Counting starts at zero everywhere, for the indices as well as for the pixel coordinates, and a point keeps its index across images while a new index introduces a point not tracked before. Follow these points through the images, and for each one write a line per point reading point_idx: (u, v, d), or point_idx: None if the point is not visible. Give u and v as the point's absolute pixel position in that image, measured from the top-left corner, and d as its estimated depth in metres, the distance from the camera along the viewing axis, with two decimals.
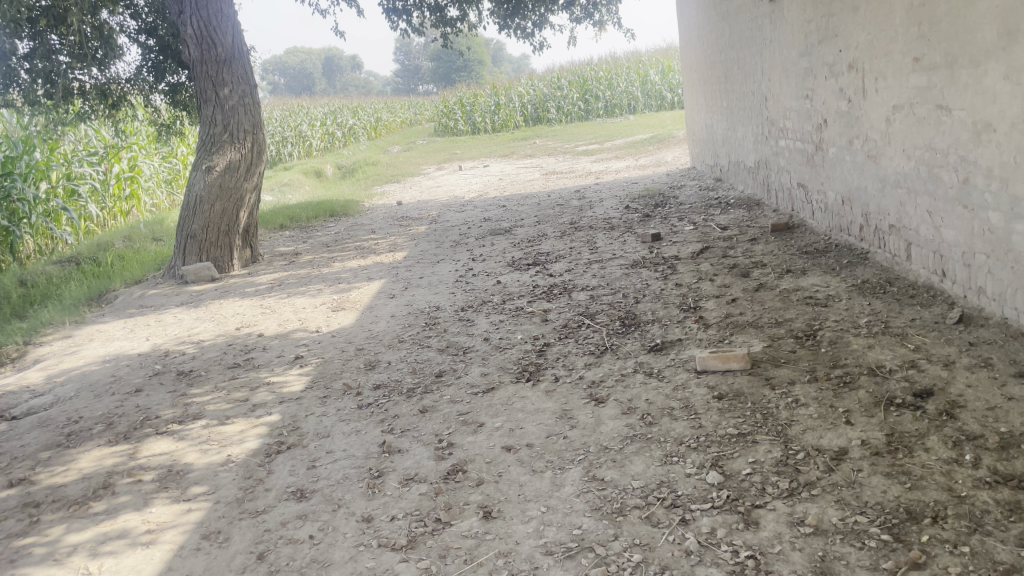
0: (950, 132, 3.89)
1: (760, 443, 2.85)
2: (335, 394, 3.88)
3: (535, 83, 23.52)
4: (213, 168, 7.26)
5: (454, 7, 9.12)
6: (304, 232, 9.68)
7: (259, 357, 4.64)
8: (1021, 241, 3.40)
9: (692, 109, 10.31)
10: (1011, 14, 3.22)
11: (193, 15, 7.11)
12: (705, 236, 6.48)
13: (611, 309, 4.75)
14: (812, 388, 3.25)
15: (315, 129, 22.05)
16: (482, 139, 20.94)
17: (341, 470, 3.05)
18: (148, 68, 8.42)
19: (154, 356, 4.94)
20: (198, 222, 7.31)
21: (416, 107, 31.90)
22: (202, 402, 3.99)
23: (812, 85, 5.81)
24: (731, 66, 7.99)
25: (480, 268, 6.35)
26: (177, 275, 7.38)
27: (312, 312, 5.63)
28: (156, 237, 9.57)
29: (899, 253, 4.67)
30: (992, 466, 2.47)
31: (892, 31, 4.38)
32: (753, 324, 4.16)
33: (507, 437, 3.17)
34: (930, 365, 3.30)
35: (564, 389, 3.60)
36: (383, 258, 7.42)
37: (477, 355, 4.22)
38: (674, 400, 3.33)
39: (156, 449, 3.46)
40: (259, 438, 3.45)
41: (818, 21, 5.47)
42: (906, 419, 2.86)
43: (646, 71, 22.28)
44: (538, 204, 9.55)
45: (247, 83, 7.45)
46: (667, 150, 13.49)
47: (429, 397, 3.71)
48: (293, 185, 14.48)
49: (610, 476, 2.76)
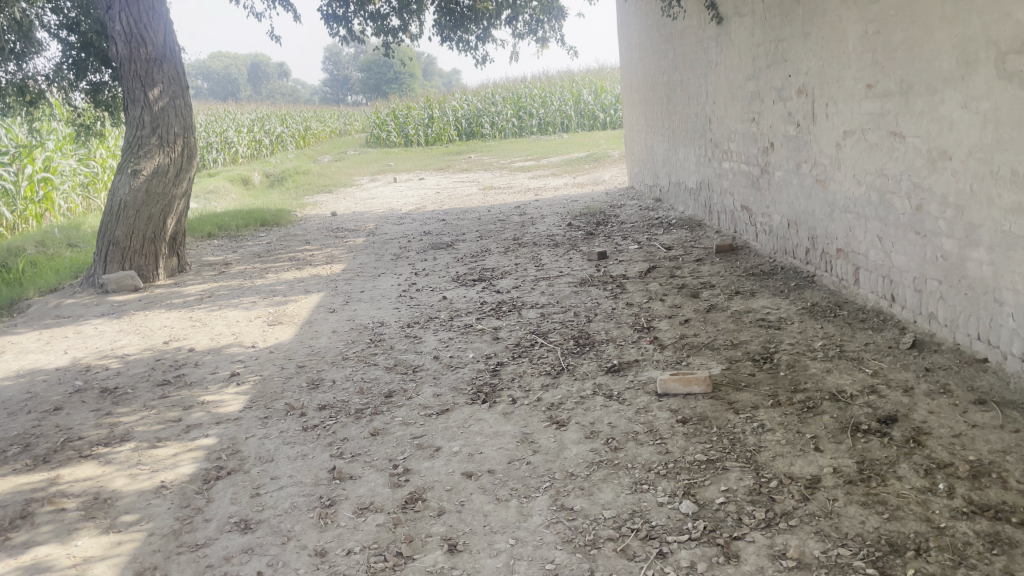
0: (903, 159, 3.95)
1: (730, 470, 2.77)
2: (277, 415, 3.65)
3: (469, 98, 23.45)
4: (140, 171, 6.88)
5: (396, 17, 8.94)
6: (233, 241, 9.30)
7: (191, 374, 4.35)
8: (975, 268, 3.45)
9: (632, 130, 10.39)
10: (972, 44, 3.27)
11: (122, 11, 6.73)
12: (651, 256, 6.47)
13: (563, 328, 4.65)
14: (776, 412, 3.20)
15: (242, 135, 21.43)
16: (417, 151, 20.74)
17: (288, 498, 2.83)
18: (69, 65, 7.96)
19: (73, 371, 4.58)
20: (122, 228, 6.91)
21: (346, 117, 31.47)
22: (130, 422, 3.69)
23: (758, 109, 5.87)
24: (673, 88, 8.05)
25: (424, 283, 6.18)
26: (98, 284, 6.96)
27: (247, 325, 5.35)
28: (72, 242, 9.06)
29: (847, 277, 4.72)
30: (966, 495, 2.45)
31: (844, 58, 4.43)
32: (708, 345, 4.11)
33: (467, 462, 3.01)
34: (890, 391, 3.29)
35: (523, 411, 3.47)
36: (319, 270, 7.17)
37: (428, 374, 4.05)
38: (637, 423, 3.23)
39: (79, 475, 3.17)
40: (195, 463, 3.20)
41: (767, 46, 5.53)
42: (875, 446, 2.83)
43: (579, 91, 22.53)
44: (478, 218, 9.43)
45: (179, 84, 7.10)
46: (604, 169, 13.58)
47: (380, 419, 3.52)
48: (219, 193, 13.97)
49: (579, 505, 2.64)
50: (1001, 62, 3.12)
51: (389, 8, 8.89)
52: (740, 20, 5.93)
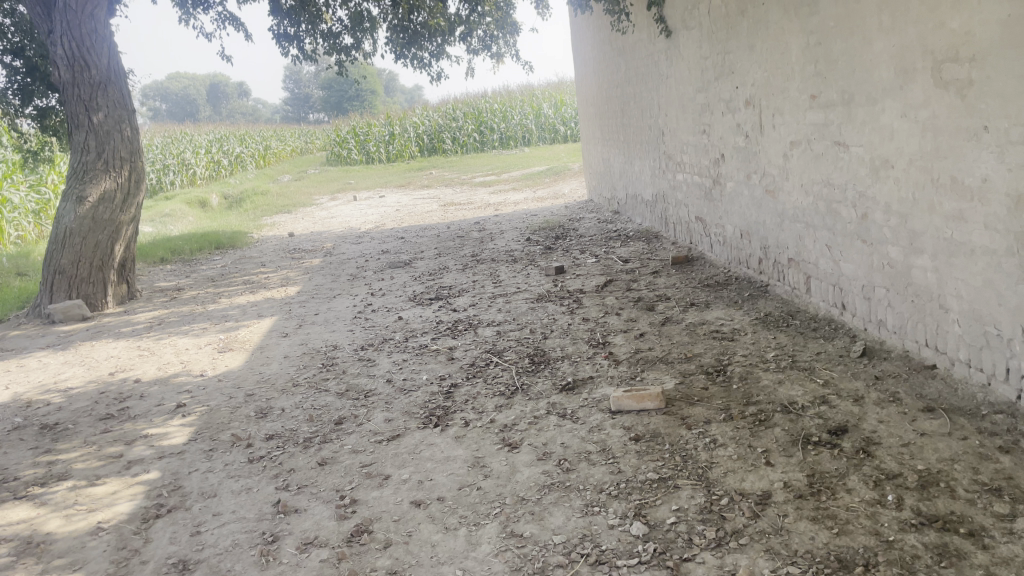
0: (847, 168, 3.98)
1: (682, 489, 2.73)
2: (223, 447, 3.54)
3: (429, 113, 23.36)
4: (85, 198, 6.71)
5: (348, 35, 8.87)
6: (187, 265, 9.10)
7: (136, 407, 4.21)
8: (920, 275, 3.47)
9: (588, 143, 10.42)
10: (908, 53, 3.31)
11: (64, 35, 6.54)
12: (608, 269, 6.45)
13: (518, 346, 4.60)
14: (729, 427, 3.17)
15: (199, 156, 21.11)
16: (378, 169, 20.63)
17: (230, 536, 2.74)
18: (13, 91, 7.78)
19: (13, 407, 4.41)
20: (68, 256, 6.72)
21: (307, 135, 31.25)
22: (69, 460, 3.56)
23: (708, 120, 5.90)
24: (627, 102, 8.08)
25: (379, 304, 6.10)
26: (44, 314, 6.76)
27: (197, 353, 5.22)
28: (21, 271, 8.82)
29: (799, 286, 4.74)
30: (914, 506, 2.44)
31: (788, 69, 4.46)
32: (662, 359, 4.09)
33: (416, 490, 2.94)
34: (841, 401, 3.29)
35: (475, 434, 3.40)
36: (274, 293, 7.05)
37: (380, 399, 3.97)
38: (590, 443, 3.19)
39: (11, 518, 3.03)
40: (135, 501, 3.08)
41: (714, 58, 5.56)
42: (825, 458, 2.82)
43: (539, 105, 22.64)
44: (437, 235, 9.37)
45: (126, 108, 6.97)
46: (564, 182, 13.59)
47: (328, 447, 3.44)
48: (175, 216, 13.72)
49: (529, 531, 2.58)
50: (938, 71, 3.15)
51: (341, 27, 8.83)
52: (688, 33, 5.96)
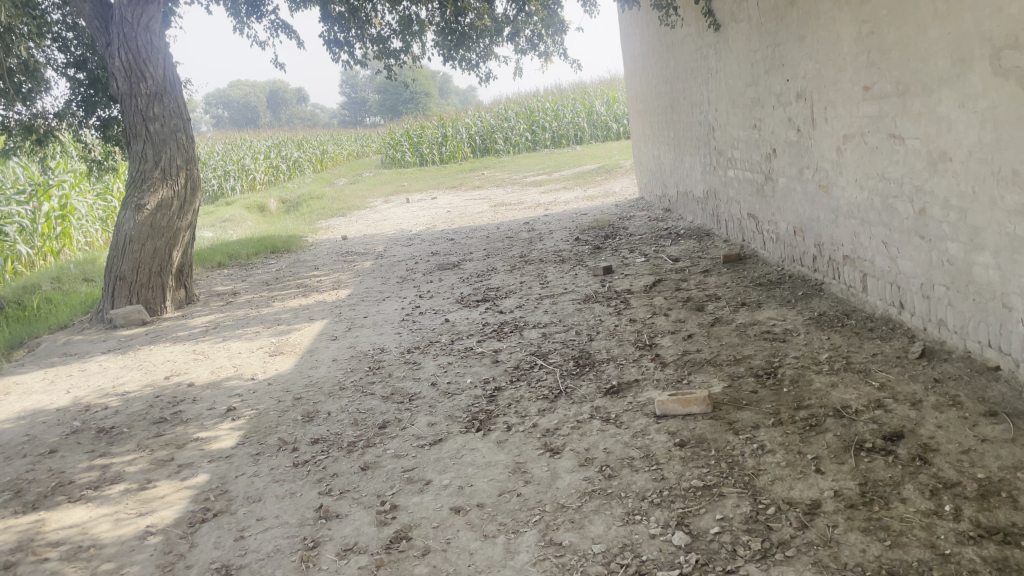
0: (903, 162, 3.82)
1: (727, 497, 2.65)
2: (269, 451, 3.58)
3: (482, 114, 23.45)
4: (144, 206, 6.89)
5: (397, 38, 8.93)
6: (243, 270, 9.29)
7: (188, 411, 4.30)
8: (982, 273, 3.31)
9: (639, 141, 10.30)
10: (966, 40, 3.15)
11: (122, 47, 6.74)
12: (657, 268, 6.35)
13: (564, 348, 4.55)
14: (778, 432, 3.07)
15: (258, 162, 21.54)
16: (431, 170, 20.77)
17: (272, 541, 2.76)
18: (77, 102, 8.07)
19: (73, 411, 4.55)
20: (128, 263, 6.92)
21: (363, 138, 31.66)
22: (122, 464, 3.64)
23: (759, 115, 5.75)
24: (676, 98, 7.94)
25: (427, 306, 6.12)
26: (106, 319, 6.97)
27: (248, 357, 5.31)
28: (87, 277, 9.12)
29: (855, 284, 4.58)
30: (973, 518, 2.32)
31: (840, 60, 4.31)
32: (710, 361, 3.99)
33: (456, 496, 2.92)
34: (897, 405, 3.16)
35: (517, 439, 3.37)
36: (325, 296, 7.14)
37: (424, 403, 3.96)
38: (633, 448, 3.12)
39: (66, 521, 3.11)
40: (182, 505, 3.13)
41: (764, 51, 5.42)
42: (879, 466, 2.70)
43: (591, 102, 22.53)
44: (487, 236, 9.36)
45: (181, 117, 7.14)
46: (615, 180, 13.46)
47: (371, 452, 3.44)
48: (234, 221, 14.04)
49: (568, 539, 2.53)
50: (996, 59, 3.00)
51: (389, 31, 8.89)
52: (737, 26, 5.82)
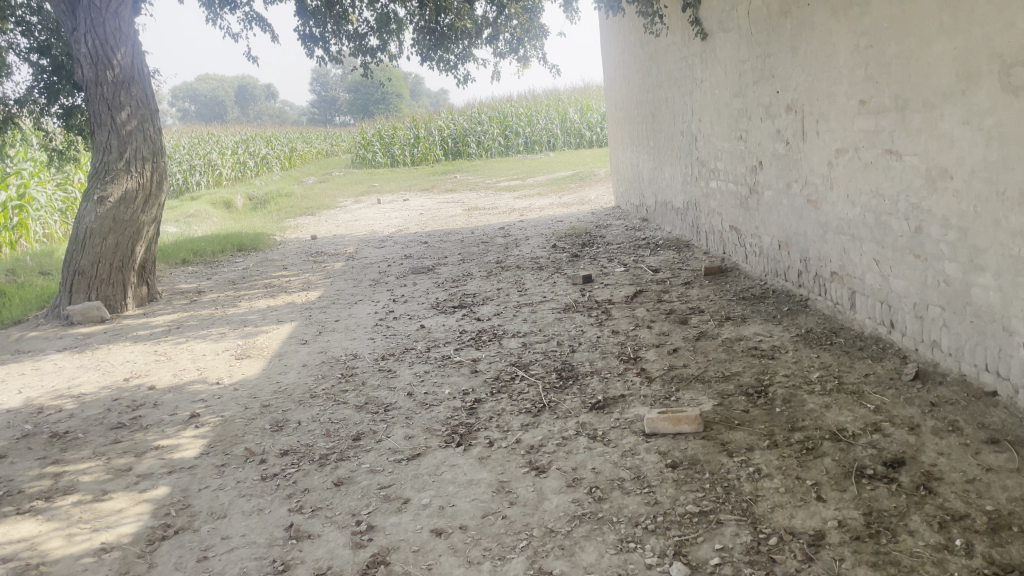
0: (899, 178, 3.75)
1: (725, 525, 2.51)
2: (235, 462, 3.37)
3: (455, 117, 23.26)
4: (107, 198, 6.61)
5: (374, 36, 8.73)
6: (209, 267, 9.00)
7: (148, 416, 4.06)
8: (981, 294, 3.23)
9: (617, 149, 10.20)
10: (973, 55, 3.07)
11: (88, 33, 6.46)
12: (637, 279, 6.24)
13: (546, 359, 4.40)
14: (774, 456, 2.94)
15: (225, 157, 21.12)
16: (403, 172, 20.54)
17: (238, 563, 2.56)
18: (40, 89, 7.74)
19: (25, 413, 4.29)
20: (88, 257, 6.63)
21: (333, 137, 31.27)
22: (77, 472, 3.41)
23: (746, 126, 5.67)
24: (658, 107, 7.85)
25: (402, 311, 5.94)
26: (62, 315, 6.66)
27: (213, 360, 5.07)
28: (44, 270, 8.78)
29: (842, 301, 4.49)
30: (985, 553, 2.21)
31: (835, 72, 4.23)
32: (698, 378, 3.87)
33: (437, 517, 2.75)
34: (895, 429, 3.05)
35: (500, 456, 3.21)
36: (295, 297, 6.91)
37: (401, 414, 3.78)
38: (623, 469, 2.98)
39: (12, 535, 2.88)
40: (141, 520, 2.92)
41: (753, 61, 5.34)
42: (882, 495, 2.58)
43: (565, 109, 22.50)
44: (461, 240, 9.19)
45: (149, 108, 6.87)
46: (591, 188, 13.38)
47: (345, 466, 3.25)
48: (199, 217, 13.69)
49: (559, 568, 2.37)
50: (1005, 75, 2.92)
51: (366, 28, 8.69)
52: (726, 36, 5.74)
